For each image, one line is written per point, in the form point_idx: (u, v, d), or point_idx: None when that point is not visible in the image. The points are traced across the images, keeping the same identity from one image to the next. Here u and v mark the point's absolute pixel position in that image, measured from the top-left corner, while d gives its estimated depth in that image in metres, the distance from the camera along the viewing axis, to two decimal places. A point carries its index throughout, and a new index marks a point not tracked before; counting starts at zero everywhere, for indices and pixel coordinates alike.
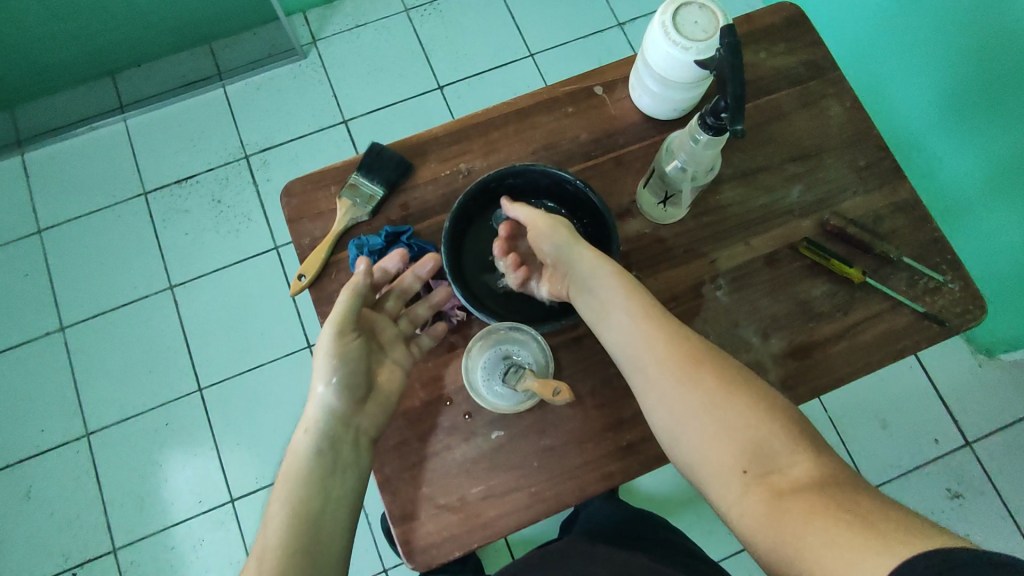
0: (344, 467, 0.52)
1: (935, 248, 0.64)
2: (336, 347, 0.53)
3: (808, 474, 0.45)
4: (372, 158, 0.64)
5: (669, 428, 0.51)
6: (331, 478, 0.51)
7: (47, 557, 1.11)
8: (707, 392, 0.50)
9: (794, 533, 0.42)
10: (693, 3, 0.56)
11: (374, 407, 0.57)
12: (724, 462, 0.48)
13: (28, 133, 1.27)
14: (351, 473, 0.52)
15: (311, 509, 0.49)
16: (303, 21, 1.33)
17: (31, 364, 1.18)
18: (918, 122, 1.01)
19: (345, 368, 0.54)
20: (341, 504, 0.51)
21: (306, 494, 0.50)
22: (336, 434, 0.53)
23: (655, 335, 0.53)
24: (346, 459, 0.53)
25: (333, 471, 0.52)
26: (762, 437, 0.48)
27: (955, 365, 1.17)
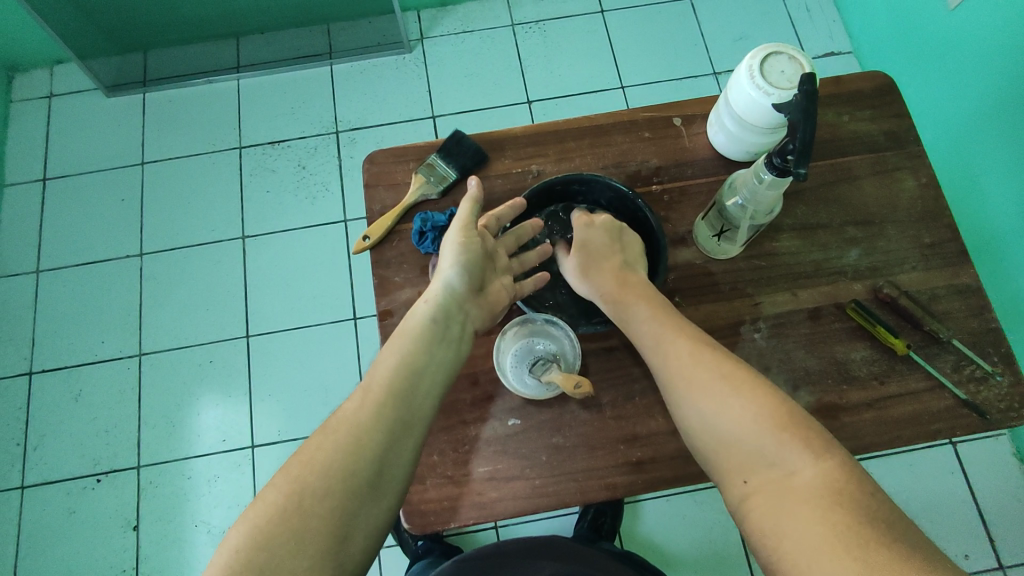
0: (447, 346, 0.57)
1: (989, 338, 0.63)
2: (460, 248, 0.59)
3: (808, 483, 0.44)
4: (452, 144, 0.68)
5: (688, 428, 0.52)
6: (432, 354, 0.56)
7: (79, 458, 1.19)
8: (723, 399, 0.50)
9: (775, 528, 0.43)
10: (783, 53, 0.58)
11: (482, 308, 0.61)
12: (728, 463, 0.49)
13: (154, 76, 1.40)
14: (451, 349, 0.57)
15: (383, 419, 0.50)
16: (416, 19, 1.41)
17: (106, 280, 1.29)
18: (1006, 224, 1.00)
19: (463, 263, 0.59)
20: (413, 429, 0.51)
21: (388, 400, 0.51)
22: (451, 309, 0.58)
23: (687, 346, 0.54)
24: (451, 335, 0.57)
25: (436, 348, 0.56)
26: (766, 447, 0.47)
27: (998, 480, 1.11)
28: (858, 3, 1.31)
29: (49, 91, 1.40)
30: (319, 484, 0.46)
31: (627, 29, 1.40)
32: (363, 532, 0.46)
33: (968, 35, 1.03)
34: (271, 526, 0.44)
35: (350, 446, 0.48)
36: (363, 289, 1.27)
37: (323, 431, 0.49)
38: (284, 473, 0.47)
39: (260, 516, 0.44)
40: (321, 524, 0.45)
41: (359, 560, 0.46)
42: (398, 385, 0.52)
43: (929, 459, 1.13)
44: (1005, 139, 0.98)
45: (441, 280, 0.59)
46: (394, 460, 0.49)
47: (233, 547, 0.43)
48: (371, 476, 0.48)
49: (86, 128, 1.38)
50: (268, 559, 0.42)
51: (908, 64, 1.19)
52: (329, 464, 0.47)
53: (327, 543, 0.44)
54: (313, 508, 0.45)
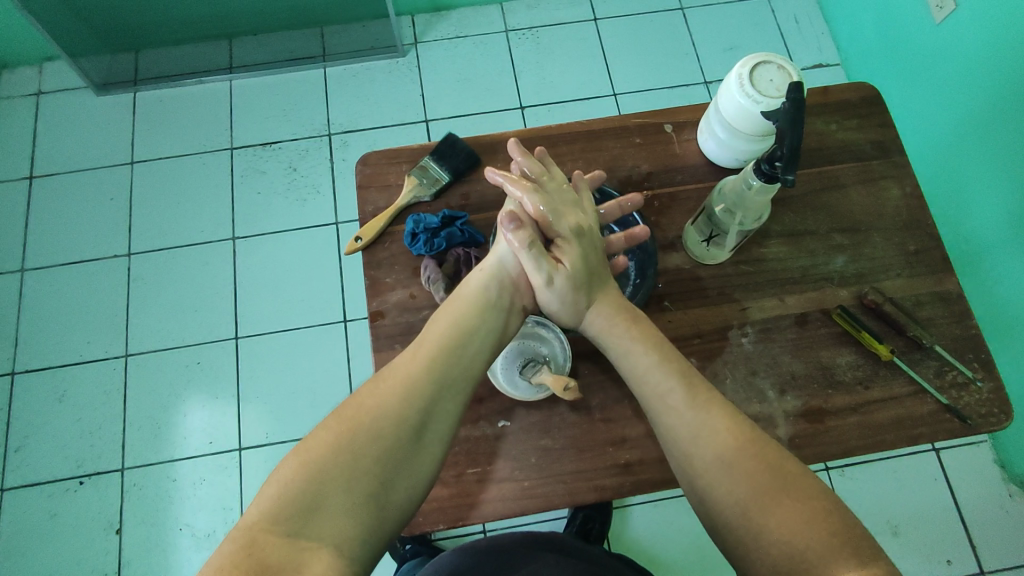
0: (500, 314, 0.58)
1: (971, 345, 0.64)
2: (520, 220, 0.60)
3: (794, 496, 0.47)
4: (445, 147, 0.69)
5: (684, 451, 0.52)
6: (484, 320, 0.57)
7: (62, 460, 1.18)
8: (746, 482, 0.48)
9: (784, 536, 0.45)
10: (772, 62, 0.60)
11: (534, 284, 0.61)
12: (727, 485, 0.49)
13: (145, 76, 1.39)
14: (502, 319, 0.58)
15: (432, 376, 0.52)
16: (410, 23, 1.42)
17: (93, 280, 1.27)
18: (987, 235, 1.02)
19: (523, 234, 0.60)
20: (459, 389, 0.53)
21: (438, 358, 0.53)
22: (506, 279, 0.59)
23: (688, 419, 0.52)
24: (506, 305, 0.58)
25: (491, 314, 0.57)
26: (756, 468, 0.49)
27: (980, 486, 1.13)
28: (846, 16, 1.34)
29: (37, 88, 1.39)
30: (371, 428, 0.48)
31: (620, 37, 1.42)
32: (404, 480, 0.49)
33: (953, 50, 1.05)
34: (322, 461, 0.46)
35: (400, 398, 0.50)
36: (353, 292, 1.27)
37: (376, 382, 0.52)
38: (336, 416, 0.49)
39: (312, 452, 0.47)
40: (367, 466, 0.47)
41: (398, 506, 0.48)
42: (448, 345, 0.54)
43: (914, 465, 1.14)
44: (987, 151, 1.00)
45: (497, 252, 0.60)
46: (438, 417, 0.51)
47: (286, 478, 0.45)
48: (416, 429, 0.50)
49: (75, 126, 1.37)
50: (317, 490, 0.45)
51: (894, 76, 1.21)
52: (379, 412, 0.49)
53: (371, 485, 0.47)
54: (363, 448, 0.48)
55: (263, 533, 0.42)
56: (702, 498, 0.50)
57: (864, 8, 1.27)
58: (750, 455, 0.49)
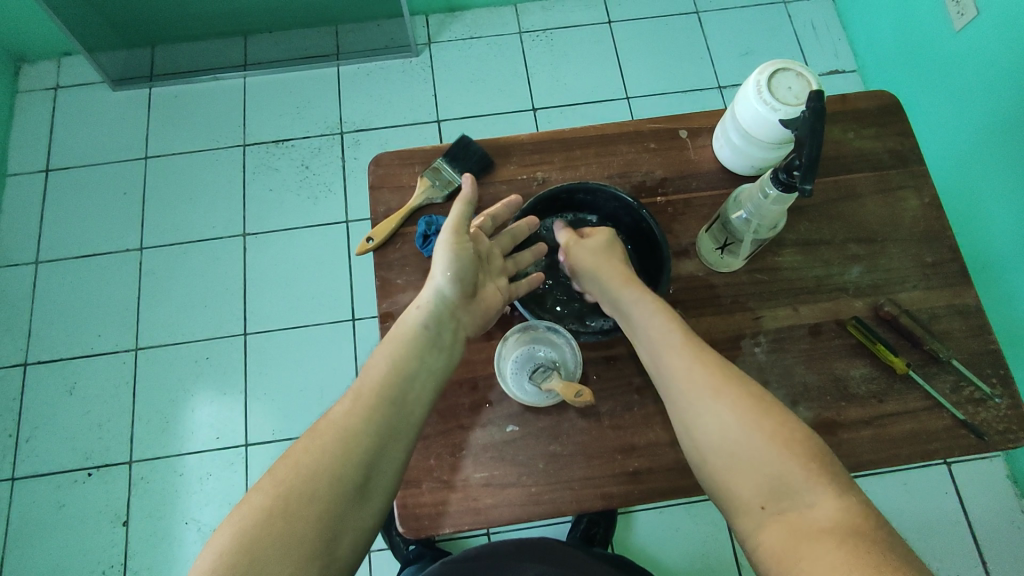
0: (439, 352, 0.58)
1: (989, 359, 0.63)
2: (452, 252, 0.58)
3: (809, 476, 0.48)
4: (458, 148, 0.68)
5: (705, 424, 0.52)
6: (422, 360, 0.56)
7: (71, 451, 1.18)
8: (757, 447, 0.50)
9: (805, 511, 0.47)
10: (790, 70, 0.59)
11: (475, 314, 0.61)
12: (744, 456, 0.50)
13: (160, 71, 1.40)
14: (442, 356, 0.58)
15: (371, 425, 0.51)
16: (424, 23, 1.42)
17: (104, 274, 1.28)
18: (1006, 246, 1.01)
19: (456, 268, 0.58)
20: (401, 434, 0.53)
21: (378, 406, 0.52)
22: (444, 315, 0.58)
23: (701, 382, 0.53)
24: (444, 342, 0.58)
25: (428, 356, 0.57)
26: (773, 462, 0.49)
27: (991, 501, 1.11)
28: (864, 22, 1.32)
29: (55, 83, 1.40)
30: (310, 485, 0.47)
31: (634, 40, 1.41)
32: (351, 533, 0.48)
33: (973, 58, 1.04)
34: (257, 527, 0.45)
35: (340, 449, 0.49)
36: (363, 291, 1.27)
37: (311, 436, 0.50)
38: (271, 475, 0.48)
39: (247, 517, 0.45)
40: (308, 525, 0.46)
41: (345, 560, 0.47)
42: (387, 393, 0.53)
43: (923, 478, 1.13)
44: (1006, 162, 0.99)
45: (433, 286, 0.59)
46: (382, 463, 0.51)
47: (220, 549, 0.43)
48: (359, 478, 0.49)
49: (90, 121, 1.38)
50: (255, 558, 0.43)
51: (912, 83, 1.20)
52: (319, 467, 0.48)
53: (316, 542, 0.45)
54: (302, 507, 0.46)
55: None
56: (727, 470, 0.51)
57: (883, 15, 1.26)
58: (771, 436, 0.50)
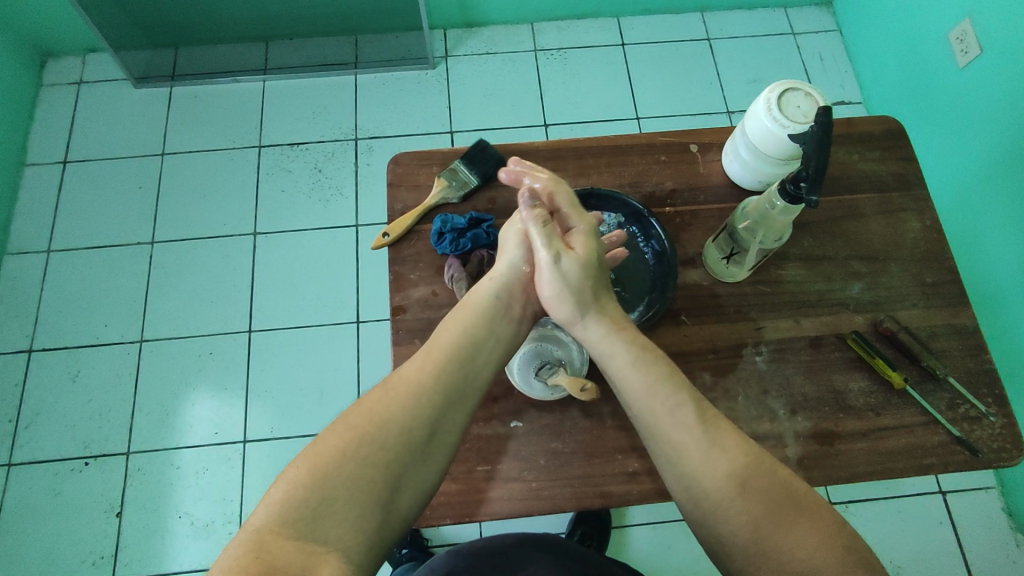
0: (509, 323, 0.58)
1: (985, 379, 0.65)
2: (530, 231, 0.61)
3: (777, 505, 0.48)
4: (476, 152, 0.71)
5: (675, 448, 0.51)
6: (493, 329, 0.57)
7: (69, 439, 1.19)
8: (741, 499, 0.49)
9: (781, 542, 0.47)
10: (799, 89, 0.61)
11: None
12: (719, 480, 0.49)
13: (180, 71, 1.43)
14: (512, 327, 0.58)
15: (441, 384, 0.53)
16: (441, 37, 1.46)
17: (114, 266, 1.30)
18: (1004, 277, 1.03)
19: (532, 245, 0.60)
20: (468, 397, 0.54)
21: (447, 366, 0.54)
22: (515, 288, 0.59)
23: (667, 405, 0.52)
24: (513, 313, 0.58)
25: (499, 324, 0.57)
26: (741, 489, 0.49)
27: (985, 532, 1.11)
28: (870, 55, 1.36)
29: (79, 78, 1.43)
30: (380, 436, 0.49)
31: (646, 63, 1.45)
32: (413, 486, 0.50)
33: (977, 95, 1.07)
34: (329, 467, 0.47)
35: (410, 406, 0.51)
36: (369, 294, 1.29)
37: (385, 388, 0.52)
38: (346, 420, 0.50)
39: (321, 456, 0.47)
40: (376, 474, 0.48)
41: (402, 514, 0.49)
42: (458, 355, 0.54)
43: (918, 506, 1.13)
44: (1006, 195, 1.01)
45: (507, 259, 0.60)
46: (445, 425, 0.52)
47: (291, 484, 0.46)
48: (423, 437, 0.51)
49: (111, 116, 1.41)
50: (324, 496, 0.46)
51: (916, 117, 1.23)
52: (389, 419, 0.50)
53: (380, 493, 0.48)
54: (372, 454, 0.48)
55: (271, 537, 0.43)
56: (695, 492, 0.50)
57: (889, 50, 1.29)
58: (745, 461, 0.50)
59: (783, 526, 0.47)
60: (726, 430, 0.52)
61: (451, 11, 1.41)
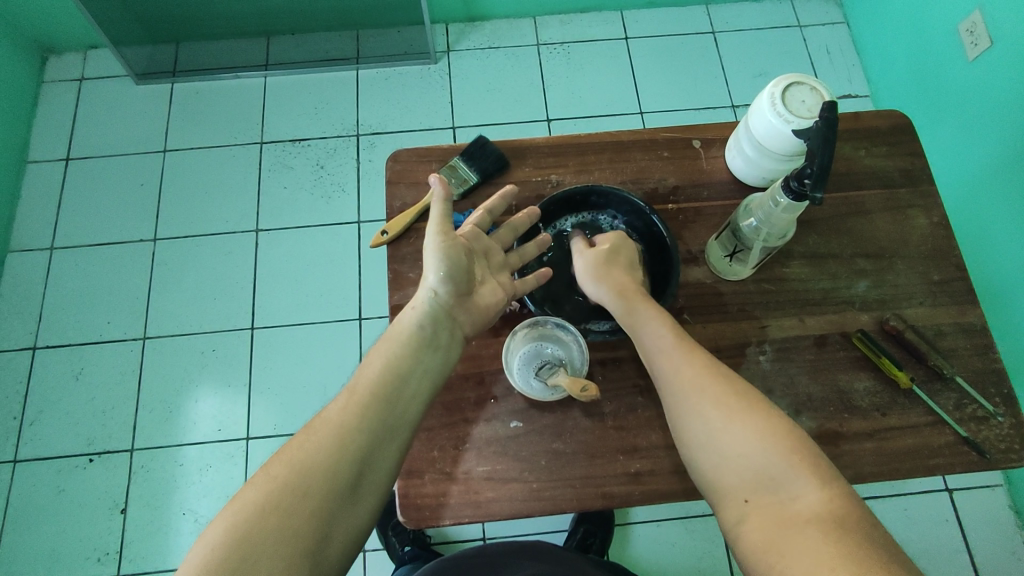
0: (436, 352, 0.57)
1: (994, 379, 0.64)
2: (443, 251, 0.58)
3: (742, 411, 0.51)
4: (475, 148, 0.70)
5: (654, 360, 0.56)
6: (419, 361, 0.56)
7: (74, 437, 1.19)
8: (710, 402, 0.52)
9: (738, 438, 0.50)
10: (804, 84, 0.60)
11: (472, 312, 0.60)
12: (689, 384, 0.53)
13: (182, 67, 1.42)
14: (440, 355, 0.57)
15: (366, 421, 0.51)
16: (443, 32, 1.45)
17: (117, 263, 1.30)
18: (1013, 273, 1.01)
19: (446, 267, 0.58)
20: (396, 434, 0.52)
21: (370, 404, 0.52)
22: (438, 315, 0.58)
23: (652, 324, 0.58)
24: (441, 342, 0.57)
25: (424, 355, 0.56)
26: (707, 395, 0.52)
27: (992, 531, 1.10)
28: (878, 48, 1.34)
29: (80, 74, 1.43)
30: (304, 483, 0.47)
31: (650, 57, 1.43)
32: (342, 531, 0.48)
33: (987, 88, 1.05)
34: (250, 522, 0.44)
35: (333, 448, 0.49)
36: (371, 291, 1.28)
37: (307, 432, 0.50)
38: (265, 471, 0.47)
39: (240, 512, 0.45)
40: (300, 525, 0.45)
41: (335, 560, 0.47)
42: (383, 391, 0.53)
43: (925, 504, 1.12)
44: (1017, 189, 0.99)
45: (427, 287, 0.58)
46: (373, 464, 0.50)
47: (210, 545, 0.43)
48: (351, 478, 0.49)
49: (113, 112, 1.41)
50: (246, 555, 0.43)
51: (924, 111, 1.21)
52: (311, 464, 0.48)
53: (308, 542, 0.45)
54: (294, 506, 0.46)
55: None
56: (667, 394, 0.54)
57: (897, 43, 1.27)
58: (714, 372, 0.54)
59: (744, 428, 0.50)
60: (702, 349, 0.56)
61: (453, 5, 1.40)
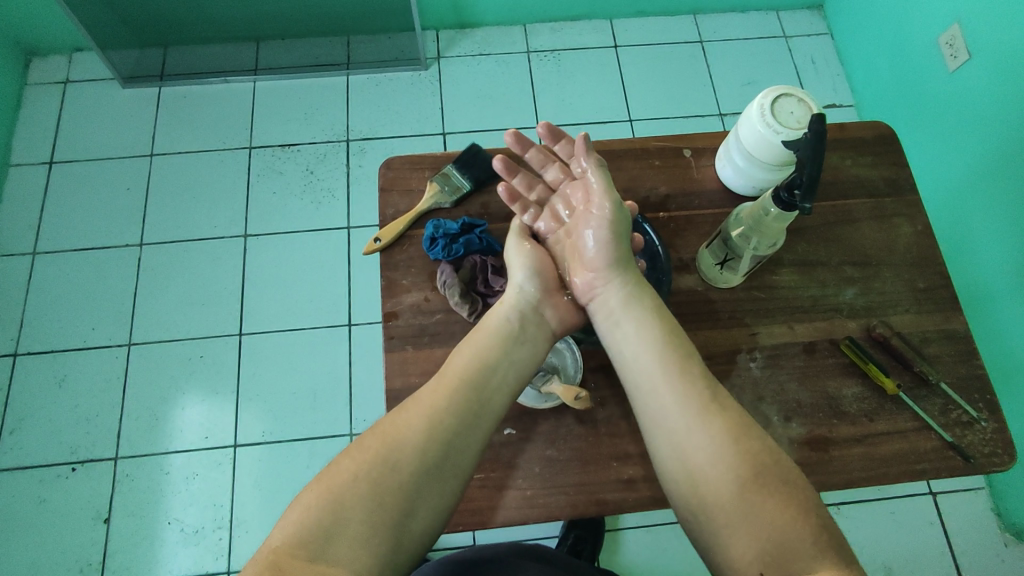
0: (524, 342, 0.57)
1: (977, 384, 0.65)
2: (527, 254, 0.62)
3: (751, 466, 0.48)
4: (468, 156, 0.70)
5: (654, 399, 0.53)
6: (508, 349, 0.56)
7: (56, 446, 1.17)
8: (717, 450, 0.49)
9: (748, 498, 0.47)
10: (792, 95, 0.61)
11: (559, 310, 0.61)
12: (693, 431, 0.50)
13: (170, 71, 1.41)
14: (529, 347, 0.57)
15: (455, 403, 0.52)
16: (434, 38, 1.45)
17: (102, 269, 1.28)
18: (992, 280, 1.04)
19: (531, 265, 0.61)
20: (482, 418, 0.52)
21: (460, 387, 0.53)
22: (527, 309, 0.59)
23: (650, 358, 0.54)
24: (529, 335, 0.58)
25: (515, 345, 0.56)
26: (712, 443, 0.49)
27: (976, 534, 1.12)
28: (862, 59, 1.37)
29: (65, 77, 1.41)
30: (392, 460, 0.48)
31: (639, 65, 1.45)
32: (426, 510, 0.48)
33: (968, 99, 1.08)
34: (340, 489, 0.46)
35: (423, 428, 0.50)
36: (361, 297, 1.28)
37: (399, 411, 0.52)
38: (359, 443, 0.49)
39: (334, 478, 0.47)
40: (386, 498, 0.47)
41: (417, 539, 0.47)
42: (472, 374, 0.54)
43: (911, 507, 1.14)
44: (997, 198, 1.01)
45: (514, 284, 0.60)
46: (458, 447, 0.50)
47: (305, 506, 0.46)
48: (439, 459, 0.49)
49: (98, 116, 1.39)
50: (334, 518, 0.45)
51: (906, 121, 1.23)
52: (402, 441, 0.49)
53: (392, 516, 0.46)
54: (382, 478, 0.47)
55: (283, 560, 0.43)
56: (669, 438, 0.51)
57: (880, 54, 1.30)
58: (720, 417, 0.51)
59: (756, 490, 0.47)
60: (707, 388, 0.52)
61: (444, 12, 1.41)
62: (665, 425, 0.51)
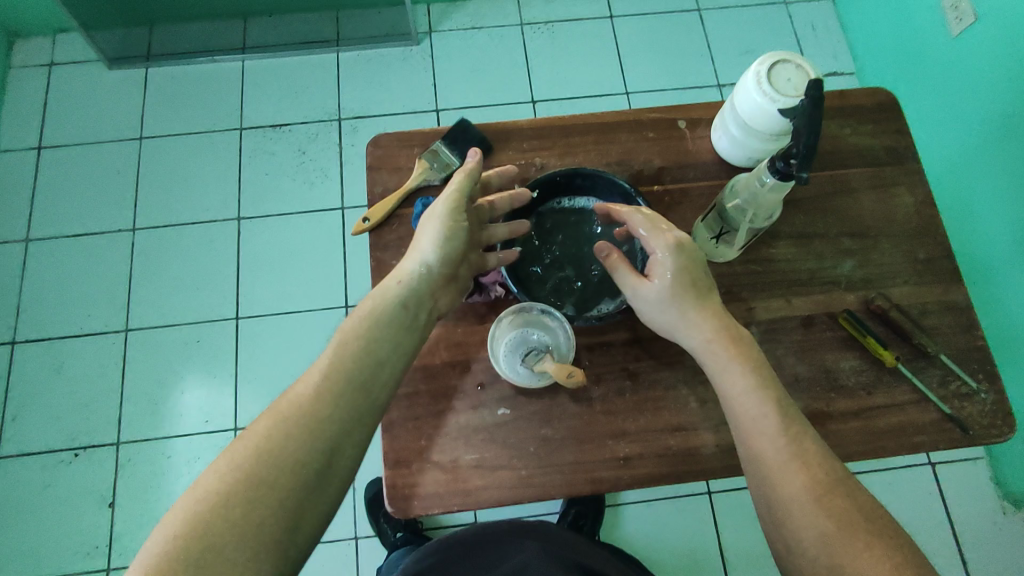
0: (413, 331, 0.56)
1: (976, 356, 0.64)
2: (448, 227, 0.58)
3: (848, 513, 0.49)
4: (457, 132, 0.69)
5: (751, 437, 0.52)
6: (397, 340, 0.55)
7: (57, 432, 1.17)
8: (814, 498, 0.49)
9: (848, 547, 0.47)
10: (789, 62, 0.59)
11: (451, 295, 0.60)
12: (791, 475, 0.50)
13: (156, 51, 1.38)
14: (417, 335, 0.56)
15: (337, 401, 0.50)
16: (425, 12, 1.41)
17: (96, 255, 1.27)
18: (995, 249, 1.02)
19: (448, 244, 0.58)
20: (366, 412, 0.51)
21: (339, 384, 0.51)
22: (423, 293, 0.57)
23: (746, 394, 0.54)
24: (420, 323, 0.57)
25: (404, 334, 0.55)
26: (810, 489, 0.50)
27: (975, 503, 1.12)
28: (863, 24, 1.33)
29: (49, 59, 1.38)
30: (269, 471, 0.47)
31: (636, 36, 1.41)
32: (310, 515, 0.47)
33: (972, 64, 1.05)
34: (212, 510, 0.44)
35: (300, 432, 0.48)
36: (356, 277, 1.27)
37: (271, 416, 0.49)
38: (228, 454, 0.47)
39: (204, 498, 0.45)
40: (266, 511, 0.45)
41: (301, 544, 0.47)
42: (354, 371, 0.52)
43: (910, 478, 1.14)
44: (1002, 165, 0.99)
45: (418, 260, 0.58)
46: (341, 447, 0.50)
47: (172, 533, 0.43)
48: (321, 463, 0.48)
49: (85, 99, 1.36)
50: (209, 541, 0.43)
51: (908, 87, 1.20)
52: (279, 448, 0.47)
53: (275, 530, 0.45)
54: (259, 492, 0.46)
55: None
56: (766, 477, 0.51)
57: (882, 19, 1.27)
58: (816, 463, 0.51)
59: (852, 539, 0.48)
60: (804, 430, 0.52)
61: None
62: (765, 464, 0.51)
